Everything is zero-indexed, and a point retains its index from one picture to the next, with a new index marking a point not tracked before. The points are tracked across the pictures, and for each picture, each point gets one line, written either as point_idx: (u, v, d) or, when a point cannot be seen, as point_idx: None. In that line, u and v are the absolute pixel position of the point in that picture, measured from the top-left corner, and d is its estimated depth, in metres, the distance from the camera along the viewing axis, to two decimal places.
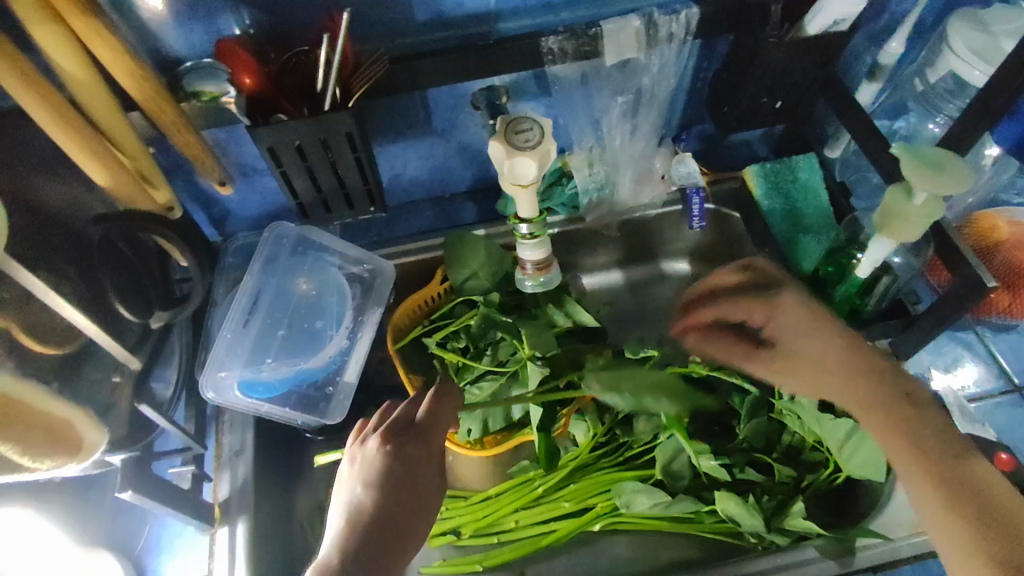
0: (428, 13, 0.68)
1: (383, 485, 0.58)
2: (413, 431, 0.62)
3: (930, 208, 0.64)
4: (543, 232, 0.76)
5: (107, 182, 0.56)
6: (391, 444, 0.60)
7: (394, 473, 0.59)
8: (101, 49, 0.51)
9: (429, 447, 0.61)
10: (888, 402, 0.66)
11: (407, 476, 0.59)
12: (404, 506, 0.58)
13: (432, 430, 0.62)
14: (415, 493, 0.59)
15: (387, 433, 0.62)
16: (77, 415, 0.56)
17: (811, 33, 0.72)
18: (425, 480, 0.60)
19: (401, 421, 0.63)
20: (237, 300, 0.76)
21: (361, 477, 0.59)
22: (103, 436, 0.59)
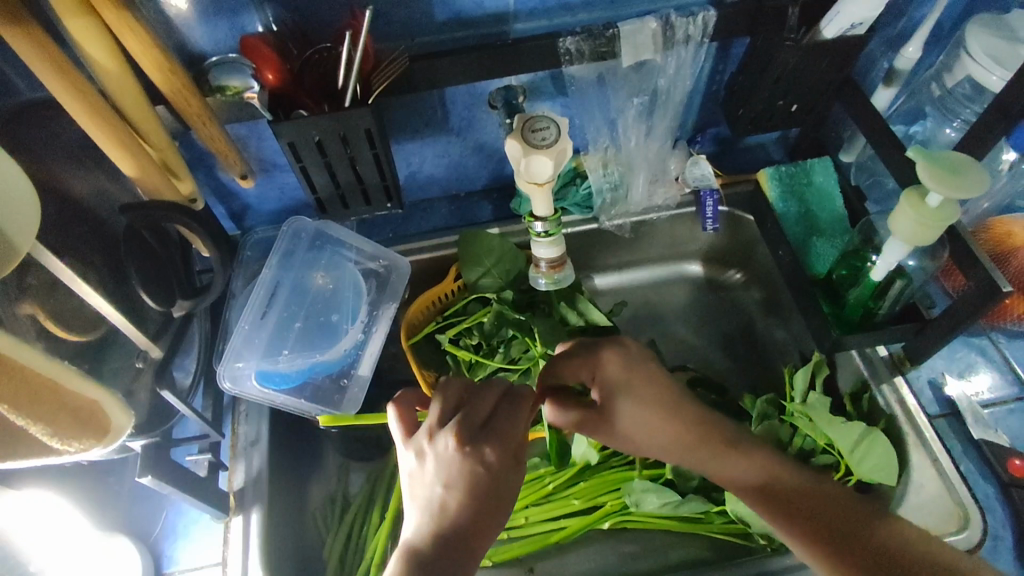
0: (447, 12, 0.69)
1: (468, 488, 0.52)
2: (488, 428, 0.56)
3: (944, 212, 0.64)
4: (557, 231, 0.76)
5: (134, 173, 0.57)
6: (471, 446, 0.54)
7: (478, 476, 0.53)
8: (132, 42, 0.52)
9: (508, 450, 0.55)
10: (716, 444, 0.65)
11: (489, 479, 0.53)
12: (486, 511, 0.53)
13: (507, 430, 0.56)
14: (499, 493, 0.54)
15: (464, 433, 0.55)
16: (107, 401, 0.53)
17: (827, 37, 0.72)
18: (508, 483, 0.54)
19: (472, 418, 0.56)
20: (255, 292, 0.77)
21: (442, 478, 0.53)
22: (130, 420, 0.56)
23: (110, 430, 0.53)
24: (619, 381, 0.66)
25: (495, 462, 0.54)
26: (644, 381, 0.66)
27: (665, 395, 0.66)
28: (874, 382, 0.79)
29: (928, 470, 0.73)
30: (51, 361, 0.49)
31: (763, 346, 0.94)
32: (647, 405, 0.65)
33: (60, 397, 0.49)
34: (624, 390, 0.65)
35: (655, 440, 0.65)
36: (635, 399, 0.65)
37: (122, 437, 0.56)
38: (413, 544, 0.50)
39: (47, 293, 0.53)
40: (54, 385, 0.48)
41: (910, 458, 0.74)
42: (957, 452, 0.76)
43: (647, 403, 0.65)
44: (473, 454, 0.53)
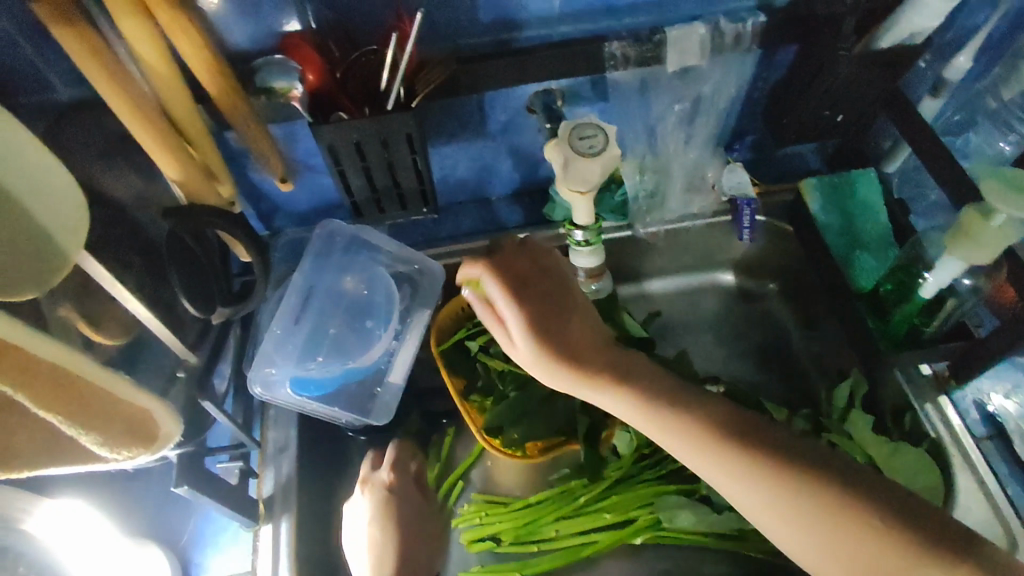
0: (492, 15, 0.67)
1: (388, 519, 0.77)
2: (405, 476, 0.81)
3: (1007, 231, 0.62)
4: (598, 240, 0.74)
5: (178, 177, 0.56)
6: (375, 482, 0.79)
7: (390, 501, 0.78)
8: (185, 44, 0.51)
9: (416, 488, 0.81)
10: (676, 412, 0.60)
11: (402, 502, 0.79)
12: (414, 541, 0.78)
13: (407, 480, 0.81)
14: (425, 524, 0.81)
15: (391, 472, 0.80)
16: (163, 414, 0.54)
17: (883, 46, 0.69)
18: (418, 509, 0.81)
19: (401, 468, 0.82)
20: (288, 296, 0.76)
21: (375, 519, 0.77)
22: (178, 428, 0.57)
23: (157, 437, 0.55)
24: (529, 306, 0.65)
25: (397, 499, 0.79)
26: (566, 321, 0.66)
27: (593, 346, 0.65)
28: (918, 402, 0.77)
29: (974, 495, 0.72)
30: (112, 375, 0.49)
31: (798, 359, 0.91)
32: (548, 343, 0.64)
33: (112, 408, 0.50)
34: (535, 321, 0.64)
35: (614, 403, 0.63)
36: (562, 333, 0.65)
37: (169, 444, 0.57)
38: None
39: (86, 297, 0.52)
40: (111, 397, 0.49)
41: (958, 482, 0.73)
42: (1005, 475, 0.74)
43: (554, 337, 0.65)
44: (378, 485, 0.79)
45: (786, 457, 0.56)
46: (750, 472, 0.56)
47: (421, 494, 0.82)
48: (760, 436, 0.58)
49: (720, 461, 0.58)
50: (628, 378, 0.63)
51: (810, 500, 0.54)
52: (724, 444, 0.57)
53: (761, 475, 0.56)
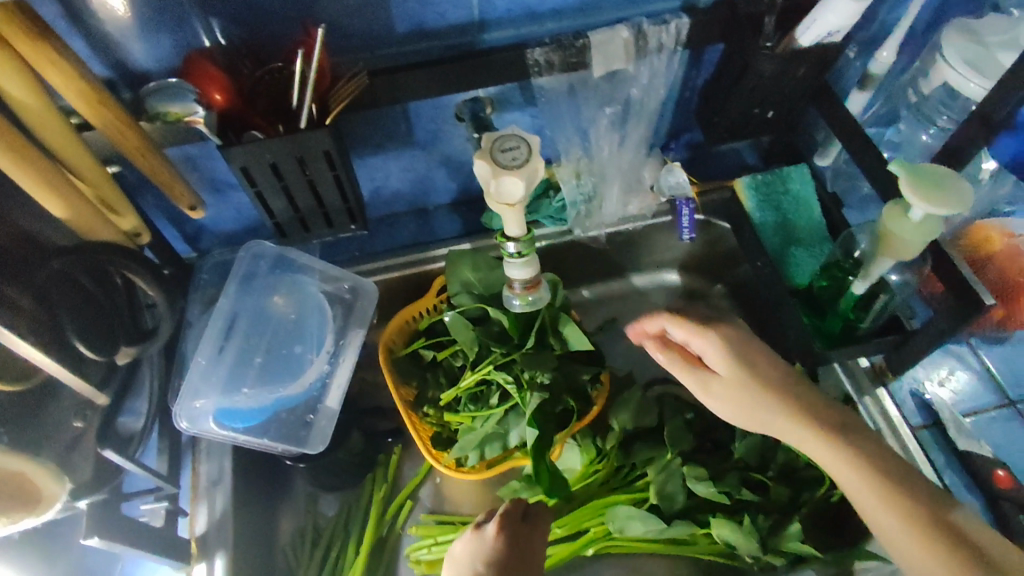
0: (408, 24, 0.65)
1: (499, 563, 0.62)
2: (526, 522, 0.66)
3: (928, 226, 0.62)
4: (531, 249, 0.72)
5: (66, 215, 0.54)
6: (507, 526, 0.65)
7: (509, 547, 0.64)
8: (57, 77, 0.49)
9: (534, 536, 0.66)
10: (841, 440, 0.62)
11: (520, 551, 0.64)
12: None
13: (535, 515, 0.68)
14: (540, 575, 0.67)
15: (505, 520, 0.66)
16: (36, 472, 0.56)
17: (804, 44, 0.69)
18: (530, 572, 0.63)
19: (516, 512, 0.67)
20: (211, 322, 0.73)
21: (481, 559, 0.63)
22: (62, 487, 0.58)
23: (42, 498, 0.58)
24: (733, 358, 0.66)
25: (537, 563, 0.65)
26: (759, 353, 0.67)
27: (773, 382, 0.66)
28: (857, 394, 0.78)
29: None
30: None
31: None
32: (754, 393, 0.65)
33: None
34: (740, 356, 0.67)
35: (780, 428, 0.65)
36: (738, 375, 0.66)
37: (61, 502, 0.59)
38: None
39: None
40: None
41: None
42: (941, 464, 0.75)
43: (746, 388, 0.66)
44: (495, 531, 0.65)
45: (911, 504, 0.57)
46: (908, 525, 0.57)
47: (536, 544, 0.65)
48: (885, 473, 0.59)
49: (873, 489, 0.59)
50: (811, 412, 0.64)
51: (940, 564, 0.55)
52: (893, 499, 0.58)
53: (897, 526, 0.57)
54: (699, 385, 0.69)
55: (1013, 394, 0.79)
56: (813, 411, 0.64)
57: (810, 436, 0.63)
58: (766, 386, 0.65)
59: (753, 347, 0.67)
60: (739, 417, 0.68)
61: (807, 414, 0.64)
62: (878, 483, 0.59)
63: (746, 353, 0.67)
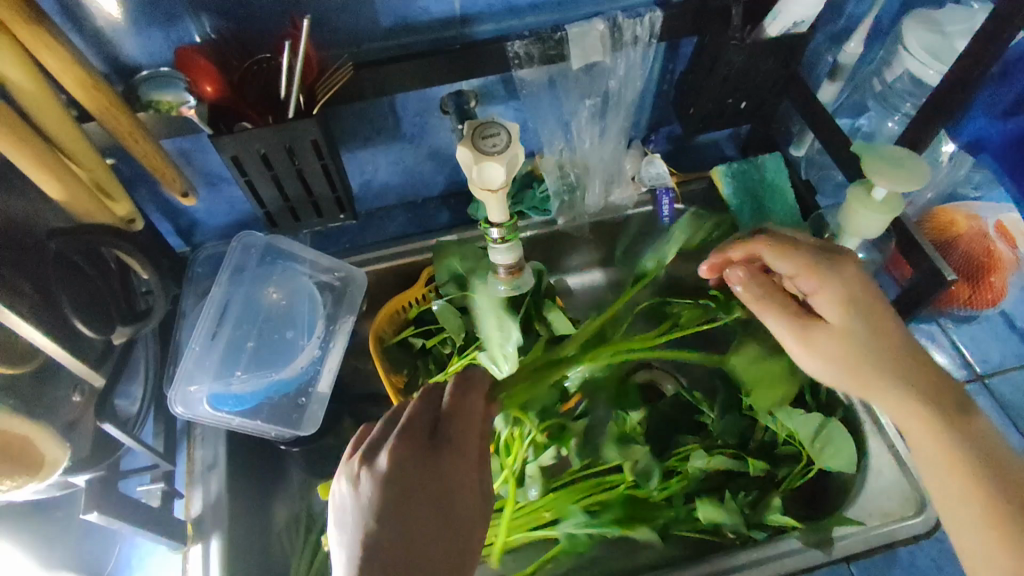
0: (393, 17, 0.67)
1: (396, 493, 0.52)
2: (430, 444, 0.55)
3: (891, 204, 0.66)
4: (514, 236, 0.74)
5: (62, 196, 0.57)
6: (404, 454, 0.54)
7: (411, 467, 0.53)
8: (51, 61, 0.51)
9: (442, 457, 0.55)
10: (941, 414, 0.57)
11: (421, 476, 0.53)
12: (446, 504, 0.53)
13: (444, 433, 0.56)
14: (464, 523, 0.53)
15: (401, 445, 0.54)
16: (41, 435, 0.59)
17: (771, 35, 0.72)
18: (436, 503, 0.52)
19: (416, 430, 0.56)
20: (204, 311, 0.75)
21: (371, 503, 0.51)
22: (64, 452, 0.60)
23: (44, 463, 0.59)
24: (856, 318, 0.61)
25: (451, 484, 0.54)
26: (871, 300, 0.62)
27: (892, 333, 0.61)
28: None
29: (886, 458, 0.73)
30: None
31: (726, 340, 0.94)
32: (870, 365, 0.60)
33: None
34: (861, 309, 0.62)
35: (878, 389, 0.60)
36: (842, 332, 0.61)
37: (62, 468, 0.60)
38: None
39: None
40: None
41: (869, 445, 0.74)
42: None
43: (859, 349, 0.61)
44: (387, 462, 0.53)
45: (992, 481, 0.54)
46: (977, 495, 0.54)
47: (441, 470, 0.54)
48: (974, 445, 0.56)
49: (955, 465, 0.55)
50: (900, 373, 0.60)
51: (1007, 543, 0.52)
52: (975, 478, 0.54)
53: (978, 519, 0.53)
54: (797, 330, 0.63)
55: (981, 369, 0.82)
56: (909, 372, 0.60)
57: (910, 400, 0.58)
58: (862, 351, 0.60)
59: (881, 322, 0.61)
60: (832, 375, 0.62)
61: (906, 372, 0.59)
62: (966, 451, 0.55)
63: (856, 305, 0.62)
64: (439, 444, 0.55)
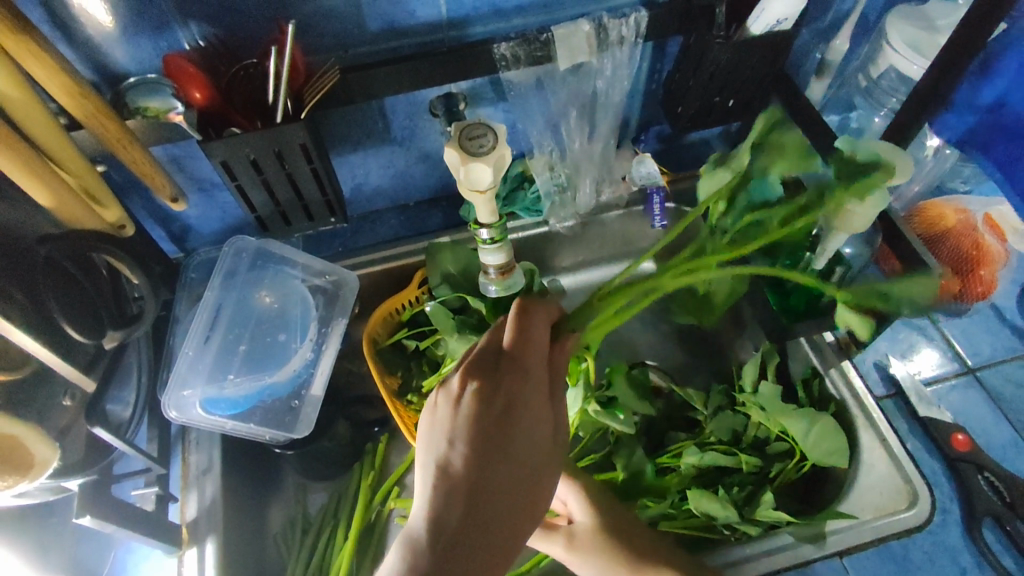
0: (379, 22, 0.68)
1: (471, 420, 0.52)
2: (502, 365, 0.55)
3: (878, 199, 0.65)
4: (503, 236, 0.75)
5: (51, 202, 0.58)
6: (475, 379, 0.54)
7: (485, 392, 0.53)
8: (37, 69, 0.52)
9: (518, 381, 0.54)
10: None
11: (497, 405, 0.52)
12: (520, 430, 0.52)
13: (520, 357, 0.56)
14: (535, 452, 0.53)
15: (475, 371, 0.54)
16: (30, 436, 0.60)
17: (754, 33, 0.73)
18: (517, 430, 0.52)
19: (489, 354, 0.56)
20: (197, 316, 0.76)
21: (446, 428, 0.52)
22: (54, 453, 0.61)
23: (33, 463, 0.60)
24: (598, 519, 0.69)
25: (525, 413, 0.53)
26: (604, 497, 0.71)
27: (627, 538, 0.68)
28: (823, 367, 0.79)
29: (877, 451, 0.73)
30: None
31: None
32: (612, 551, 0.67)
33: None
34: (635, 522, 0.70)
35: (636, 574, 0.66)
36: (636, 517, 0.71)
37: (50, 470, 0.60)
38: (429, 512, 0.48)
39: None
40: None
41: (861, 439, 0.74)
42: (904, 430, 0.78)
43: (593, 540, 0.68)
44: (461, 389, 0.53)
45: None
46: None
47: (516, 395, 0.53)
48: None
49: None
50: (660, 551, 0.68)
51: None
52: None
53: None
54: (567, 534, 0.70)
55: (972, 363, 0.82)
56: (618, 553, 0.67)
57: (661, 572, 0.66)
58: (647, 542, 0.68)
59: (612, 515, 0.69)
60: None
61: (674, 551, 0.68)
62: None
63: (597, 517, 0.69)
64: (515, 368, 0.55)
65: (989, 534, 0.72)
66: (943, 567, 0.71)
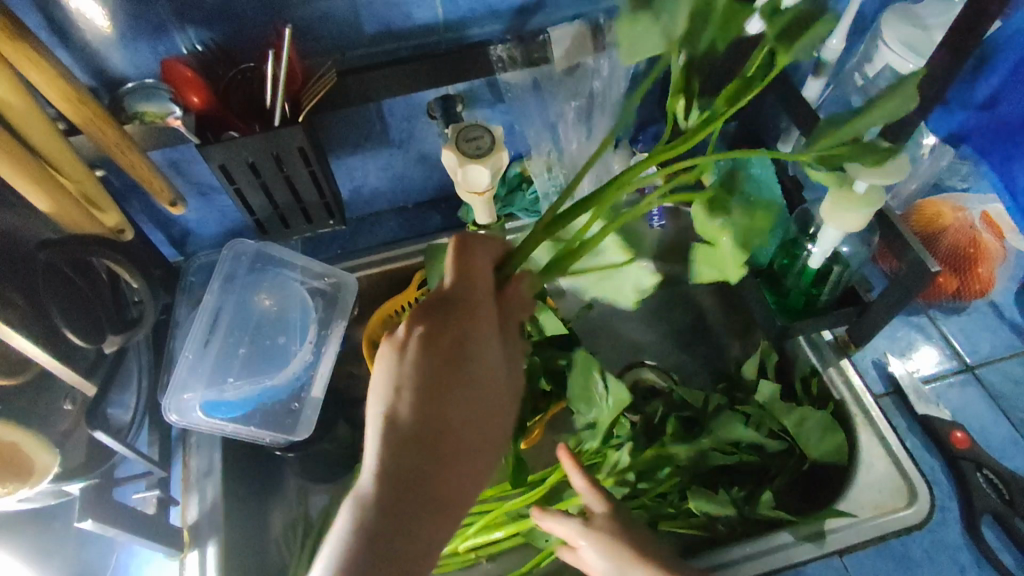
0: (376, 25, 0.68)
1: (418, 367, 0.52)
2: (448, 307, 0.55)
3: (870, 196, 0.66)
4: (502, 237, 0.76)
5: (51, 208, 0.58)
6: (420, 324, 0.54)
7: (432, 335, 0.53)
8: (34, 75, 0.52)
9: (466, 321, 0.55)
10: None
11: (443, 348, 0.53)
12: (467, 370, 0.53)
13: (465, 296, 0.56)
14: (484, 394, 0.53)
15: (423, 316, 0.54)
16: (33, 443, 0.61)
17: (750, 32, 0.75)
18: (465, 373, 0.52)
19: (435, 298, 0.56)
20: (197, 320, 0.76)
21: (394, 378, 0.52)
22: (55, 458, 0.62)
23: (34, 469, 0.61)
24: (615, 515, 0.65)
25: (475, 358, 0.53)
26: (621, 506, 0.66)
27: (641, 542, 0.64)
28: (822, 366, 0.79)
29: (876, 451, 0.73)
30: None
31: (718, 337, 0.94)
32: (622, 549, 0.63)
33: None
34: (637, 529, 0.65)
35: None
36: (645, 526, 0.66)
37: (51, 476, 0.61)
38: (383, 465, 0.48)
39: None
40: None
41: (859, 438, 0.74)
42: (903, 429, 0.78)
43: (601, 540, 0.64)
44: (408, 335, 0.54)
45: None
46: None
47: (463, 335, 0.54)
48: None
49: None
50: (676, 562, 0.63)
51: None
52: None
53: None
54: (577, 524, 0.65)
55: (971, 360, 0.82)
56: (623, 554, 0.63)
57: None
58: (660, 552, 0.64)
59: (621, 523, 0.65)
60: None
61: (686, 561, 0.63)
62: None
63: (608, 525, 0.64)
64: (463, 309, 0.55)
65: (988, 531, 0.73)
66: (942, 565, 0.71)
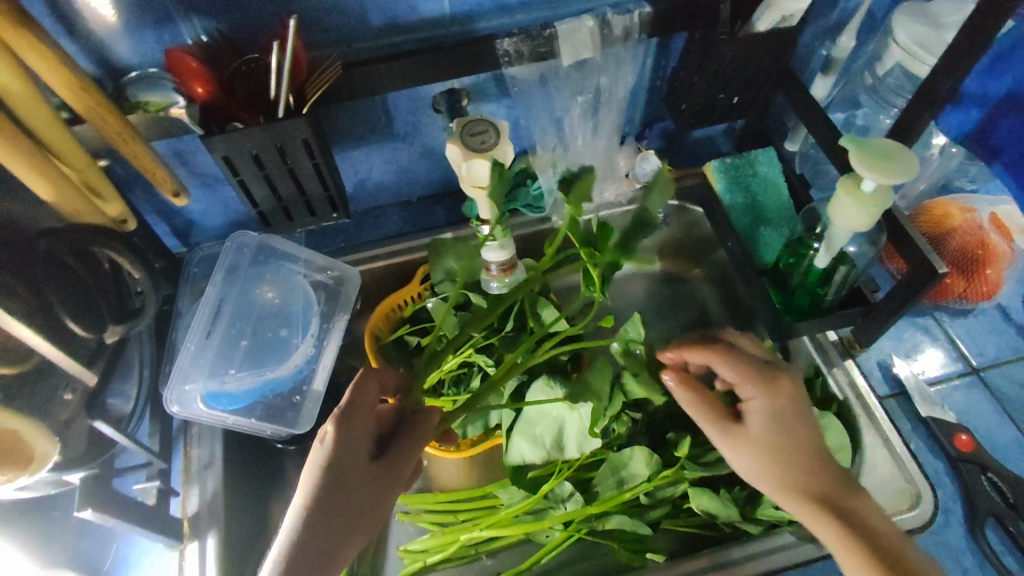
0: (382, 17, 0.68)
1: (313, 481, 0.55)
2: (344, 415, 0.59)
3: (879, 197, 0.65)
4: (506, 233, 0.75)
5: (53, 196, 0.58)
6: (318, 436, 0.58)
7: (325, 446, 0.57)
8: (36, 62, 0.52)
9: (356, 427, 0.58)
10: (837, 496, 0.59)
11: (334, 457, 0.56)
12: (351, 478, 0.56)
13: (361, 406, 0.59)
14: (374, 492, 0.57)
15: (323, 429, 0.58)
16: (33, 432, 0.60)
17: (760, 28, 0.73)
18: (355, 481, 0.56)
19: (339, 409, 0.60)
20: (199, 311, 0.76)
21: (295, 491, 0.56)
22: (55, 446, 0.61)
23: (33, 457, 0.60)
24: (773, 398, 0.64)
25: (345, 444, 0.57)
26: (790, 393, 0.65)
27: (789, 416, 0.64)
28: (826, 366, 0.79)
29: (880, 453, 0.73)
30: None
31: None
32: (772, 448, 0.62)
33: None
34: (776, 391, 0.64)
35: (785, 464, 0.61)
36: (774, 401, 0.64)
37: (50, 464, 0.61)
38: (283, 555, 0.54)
39: None
40: None
41: (864, 439, 0.74)
42: (907, 431, 0.78)
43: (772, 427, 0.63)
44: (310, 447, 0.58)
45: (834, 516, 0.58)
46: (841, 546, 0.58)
47: (354, 445, 0.57)
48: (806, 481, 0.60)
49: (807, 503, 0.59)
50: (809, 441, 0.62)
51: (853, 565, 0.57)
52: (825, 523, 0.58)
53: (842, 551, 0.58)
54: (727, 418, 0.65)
55: (976, 363, 0.82)
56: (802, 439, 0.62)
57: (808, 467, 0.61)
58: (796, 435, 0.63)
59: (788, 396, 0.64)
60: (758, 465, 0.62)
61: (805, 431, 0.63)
62: (823, 481, 0.60)
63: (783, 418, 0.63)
64: (356, 416, 0.59)
65: (992, 534, 0.72)
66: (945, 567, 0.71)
